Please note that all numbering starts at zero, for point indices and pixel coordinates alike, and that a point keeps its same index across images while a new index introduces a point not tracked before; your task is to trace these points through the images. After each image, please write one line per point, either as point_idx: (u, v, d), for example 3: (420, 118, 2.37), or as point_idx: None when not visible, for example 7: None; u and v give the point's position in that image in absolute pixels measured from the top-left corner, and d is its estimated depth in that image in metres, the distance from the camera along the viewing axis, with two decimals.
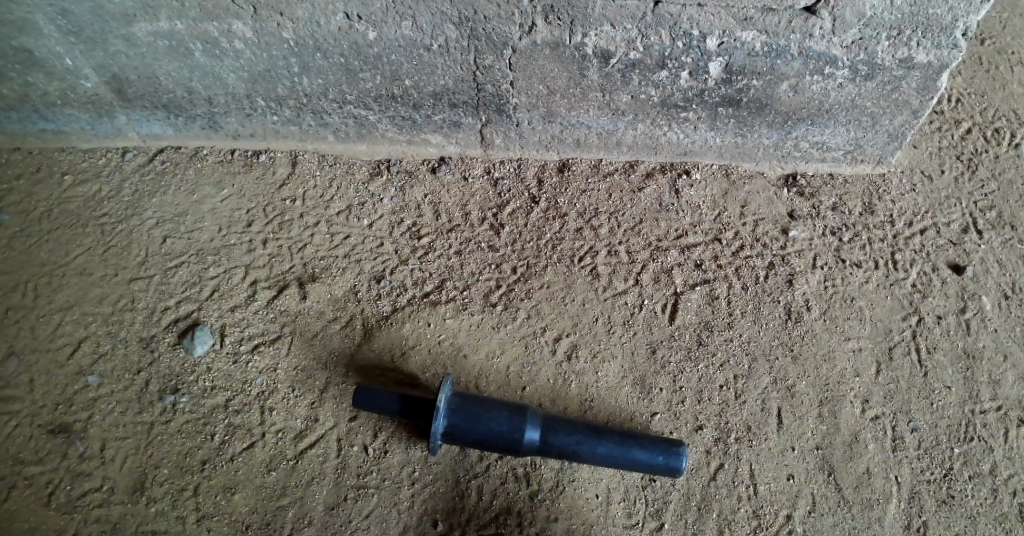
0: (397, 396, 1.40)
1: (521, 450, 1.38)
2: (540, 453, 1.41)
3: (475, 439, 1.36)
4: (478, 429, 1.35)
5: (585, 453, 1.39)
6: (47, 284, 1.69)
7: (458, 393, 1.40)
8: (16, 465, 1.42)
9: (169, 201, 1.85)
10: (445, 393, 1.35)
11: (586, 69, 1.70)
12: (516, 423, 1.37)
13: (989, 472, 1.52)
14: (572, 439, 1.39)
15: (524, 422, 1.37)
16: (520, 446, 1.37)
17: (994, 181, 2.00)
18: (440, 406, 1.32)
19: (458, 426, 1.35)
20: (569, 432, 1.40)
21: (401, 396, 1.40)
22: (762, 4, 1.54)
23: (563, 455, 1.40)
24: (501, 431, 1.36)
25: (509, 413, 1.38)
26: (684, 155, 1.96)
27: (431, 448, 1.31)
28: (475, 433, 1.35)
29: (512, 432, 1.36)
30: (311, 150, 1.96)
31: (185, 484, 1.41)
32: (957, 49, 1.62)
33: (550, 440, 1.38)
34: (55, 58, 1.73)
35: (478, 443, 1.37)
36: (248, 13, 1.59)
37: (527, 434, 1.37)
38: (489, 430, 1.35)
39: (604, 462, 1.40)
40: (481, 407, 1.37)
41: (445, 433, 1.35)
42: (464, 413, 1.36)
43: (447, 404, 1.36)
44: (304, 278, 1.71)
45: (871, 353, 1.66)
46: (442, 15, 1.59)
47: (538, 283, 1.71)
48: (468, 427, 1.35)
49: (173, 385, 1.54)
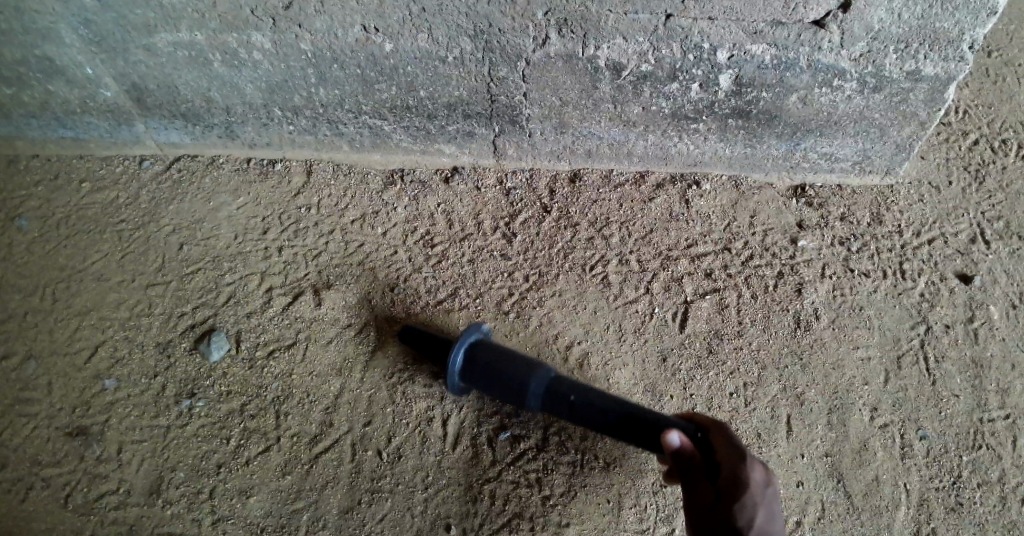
0: (418, 332, 1.59)
1: (535, 395, 1.39)
2: (555, 407, 1.39)
3: (491, 377, 1.42)
4: (491, 376, 1.42)
5: (601, 405, 1.35)
6: (65, 289, 1.73)
7: (486, 345, 1.49)
8: (35, 467, 1.45)
9: (186, 208, 1.89)
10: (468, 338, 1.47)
11: (598, 81, 1.73)
12: (531, 364, 1.42)
13: (998, 479, 1.53)
14: (588, 390, 1.38)
15: (539, 367, 1.42)
16: (533, 389, 1.39)
17: (1002, 191, 2.01)
18: (463, 338, 1.46)
19: (477, 362, 1.44)
20: (586, 386, 1.41)
21: (420, 332, 1.59)
22: (772, 17, 1.57)
23: (578, 409, 1.36)
24: (516, 368, 1.41)
25: (529, 360, 1.45)
26: (694, 166, 1.99)
27: (448, 377, 1.42)
28: (489, 370, 1.42)
29: (525, 372, 1.40)
30: (326, 159, 1.99)
31: (201, 487, 1.43)
32: (964, 61, 1.63)
33: (564, 388, 1.38)
34: (77, 67, 1.76)
35: (493, 384, 1.41)
36: (268, 24, 1.62)
37: (541, 377, 1.40)
38: (502, 366, 1.42)
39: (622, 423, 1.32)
40: (500, 356, 1.44)
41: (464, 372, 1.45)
42: (486, 352, 1.46)
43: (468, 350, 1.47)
44: (319, 285, 1.74)
45: (880, 361, 1.68)
46: (458, 28, 1.62)
47: (550, 291, 1.74)
48: (486, 363, 1.43)
49: (189, 389, 1.57)
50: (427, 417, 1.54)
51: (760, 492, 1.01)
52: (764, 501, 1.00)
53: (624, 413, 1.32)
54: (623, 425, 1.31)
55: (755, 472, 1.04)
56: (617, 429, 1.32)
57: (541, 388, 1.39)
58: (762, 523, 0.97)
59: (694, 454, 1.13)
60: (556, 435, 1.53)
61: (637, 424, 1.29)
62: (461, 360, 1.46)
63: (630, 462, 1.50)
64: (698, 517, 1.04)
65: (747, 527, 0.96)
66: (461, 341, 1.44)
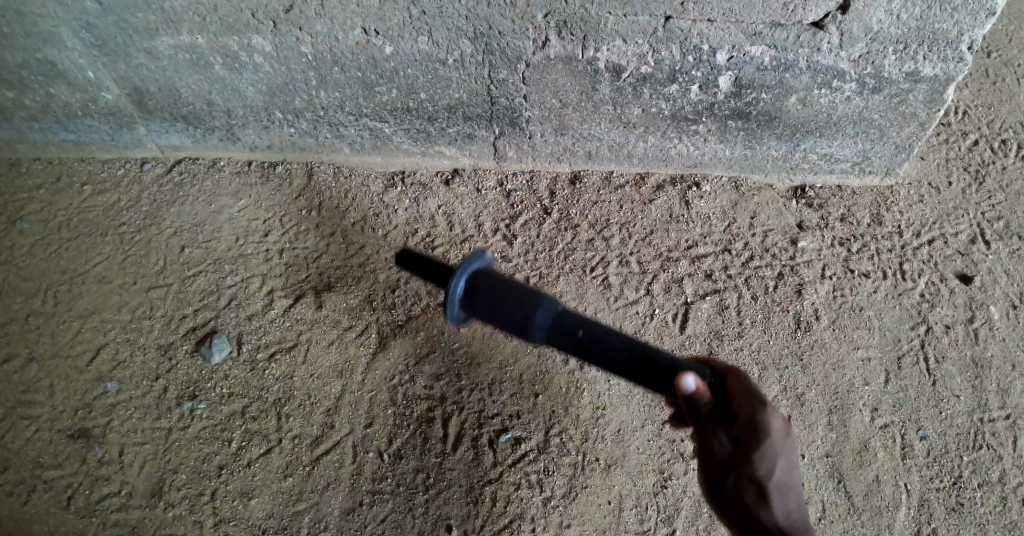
0: (414, 254, 0.98)
1: (542, 332, 0.92)
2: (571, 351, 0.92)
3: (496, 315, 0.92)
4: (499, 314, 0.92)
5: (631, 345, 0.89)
6: (66, 291, 1.73)
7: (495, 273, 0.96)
8: (36, 469, 1.45)
9: (187, 211, 1.89)
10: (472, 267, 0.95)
11: (598, 82, 1.74)
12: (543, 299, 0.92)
13: (999, 479, 1.53)
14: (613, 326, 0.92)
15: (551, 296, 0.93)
16: (541, 326, 0.91)
17: (1001, 191, 2.02)
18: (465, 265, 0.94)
19: (483, 292, 0.92)
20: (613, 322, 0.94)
21: (417, 254, 0.98)
22: (771, 19, 1.56)
23: (593, 352, 0.90)
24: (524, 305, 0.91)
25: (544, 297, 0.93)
26: (694, 167, 1.99)
27: (446, 309, 0.91)
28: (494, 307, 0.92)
29: (535, 304, 0.91)
30: (327, 161, 2.00)
31: (203, 489, 1.44)
32: (963, 62, 1.63)
33: (579, 323, 0.91)
34: (78, 70, 1.77)
35: (498, 321, 0.92)
36: (268, 27, 1.63)
37: (555, 310, 0.92)
38: (505, 296, 0.91)
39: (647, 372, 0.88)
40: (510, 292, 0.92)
41: (466, 303, 0.94)
42: (490, 284, 0.93)
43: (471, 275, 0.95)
44: (320, 288, 1.74)
45: (880, 362, 1.68)
46: (458, 30, 1.62)
47: (550, 293, 1.74)
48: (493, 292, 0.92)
49: (191, 391, 1.57)
50: (427, 418, 1.54)
51: (782, 441, 0.84)
52: (785, 452, 0.83)
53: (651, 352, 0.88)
54: (646, 372, 0.87)
55: (777, 419, 0.84)
56: (638, 376, 0.89)
57: (553, 324, 0.92)
58: (782, 476, 0.82)
59: (709, 396, 0.85)
60: (557, 436, 1.53)
61: (663, 370, 0.86)
62: (463, 288, 0.94)
63: (631, 463, 1.51)
64: (705, 470, 0.85)
65: (766, 478, 0.81)
66: (465, 262, 0.92)
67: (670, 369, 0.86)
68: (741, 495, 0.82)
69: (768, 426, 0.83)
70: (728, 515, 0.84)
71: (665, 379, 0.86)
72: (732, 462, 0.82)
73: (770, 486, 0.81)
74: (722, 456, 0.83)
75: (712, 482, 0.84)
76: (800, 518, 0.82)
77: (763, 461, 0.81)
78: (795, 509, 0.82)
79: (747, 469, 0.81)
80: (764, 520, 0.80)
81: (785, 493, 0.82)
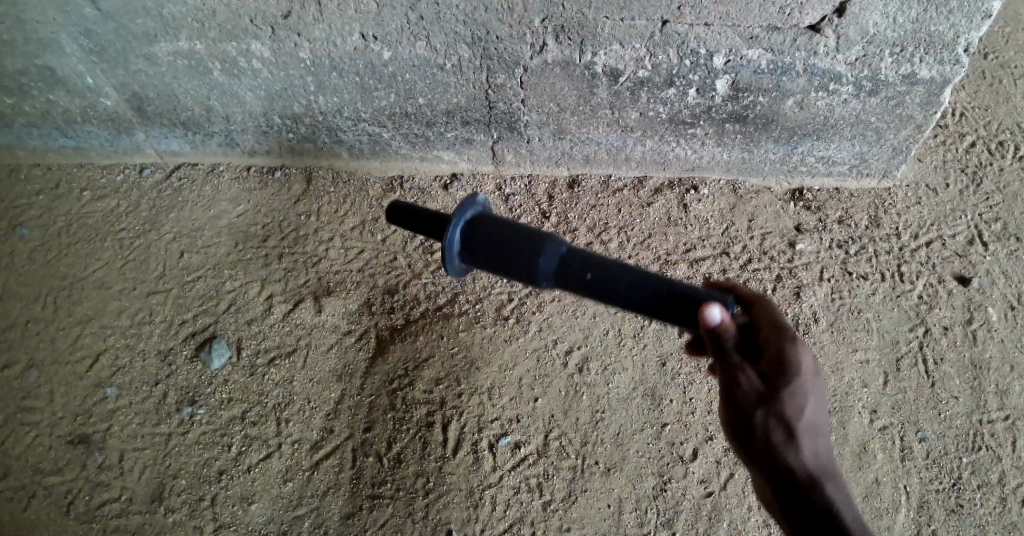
0: (403, 209, 1.05)
1: (547, 276, 0.93)
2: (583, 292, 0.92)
3: (499, 262, 0.94)
4: (502, 261, 0.94)
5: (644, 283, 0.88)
6: (66, 297, 1.73)
7: (492, 219, 0.96)
8: (36, 475, 1.45)
9: (186, 216, 1.89)
10: (469, 216, 0.96)
11: (595, 87, 1.74)
12: (540, 239, 0.91)
13: (998, 481, 1.53)
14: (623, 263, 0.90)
15: (552, 238, 0.92)
16: (544, 270, 0.91)
17: (999, 192, 2.02)
18: (458, 216, 0.95)
19: (480, 240, 0.95)
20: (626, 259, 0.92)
21: (406, 209, 1.04)
22: (768, 23, 1.57)
23: (601, 291, 0.90)
24: (523, 250, 0.92)
25: (543, 238, 0.92)
26: (692, 171, 2.00)
27: (445, 263, 0.96)
28: (495, 254, 0.94)
29: (532, 247, 0.91)
30: (325, 166, 2.00)
31: (202, 494, 1.44)
32: (959, 64, 1.64)
33: (583, 264, 0.90)
34: (77, 77, 1.77)
35: (500, 267, 0.95)
36: (266, 33, 1.63)
37: (558, 251, 0.91)
38: (506, 243, 0.93)
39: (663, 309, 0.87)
40: (507, 240, 0.93)
41: (467, 253, 0.97)
42: (488, 232, 0.94)
43: (469, 223, 0.97)
44: (319, 293, 1.74)
45: (879, 364, 1.68)
46: (456, 35, 1.63)
47: (549, 297, 1.74)
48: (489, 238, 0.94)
49: (191, 396, 1.58)
50: (427, 423, 1.54)
51: (810, 381, 0.84)
52: (814, 392, 0.84)
53: (666, 289, 0.86)
54: (660, 309, 0.87)
55: (806, 356, 0.84)
56: (656, 313, 0.88)
57: (557, 267, 0.91)
58: (810, 416, 0.83)
59: (734, 330, 0.83)
60: (557, 440, 1.53)
61: (681, 305, 0.85)
62: (462, 239, 0.97)
63: (630, 467, 1.51)
64: (731, 408, 0.86)
65: (795, 418, 0.82)
66: (459, 214, 0.95)
67: (692, 303, 0.84)
68: (768, 434, 0.82)
69: (799, 363, 0.83)
70: (752, 454, 0.86)
71: (689, 313, 0.85)
72: (762, 401, 0.83)
73: (798, 425, 0.82)
74: (750, 395, 0.83)
75: (738, 420, 0.85)
76: (823, 456, 0.84)
77: (792, 399, 0.82)
78: (820, 445, 0.84)
79: (778, 408, 0.82)
80: (790, 459, 0.82)
81: (813, 431, 0.83)
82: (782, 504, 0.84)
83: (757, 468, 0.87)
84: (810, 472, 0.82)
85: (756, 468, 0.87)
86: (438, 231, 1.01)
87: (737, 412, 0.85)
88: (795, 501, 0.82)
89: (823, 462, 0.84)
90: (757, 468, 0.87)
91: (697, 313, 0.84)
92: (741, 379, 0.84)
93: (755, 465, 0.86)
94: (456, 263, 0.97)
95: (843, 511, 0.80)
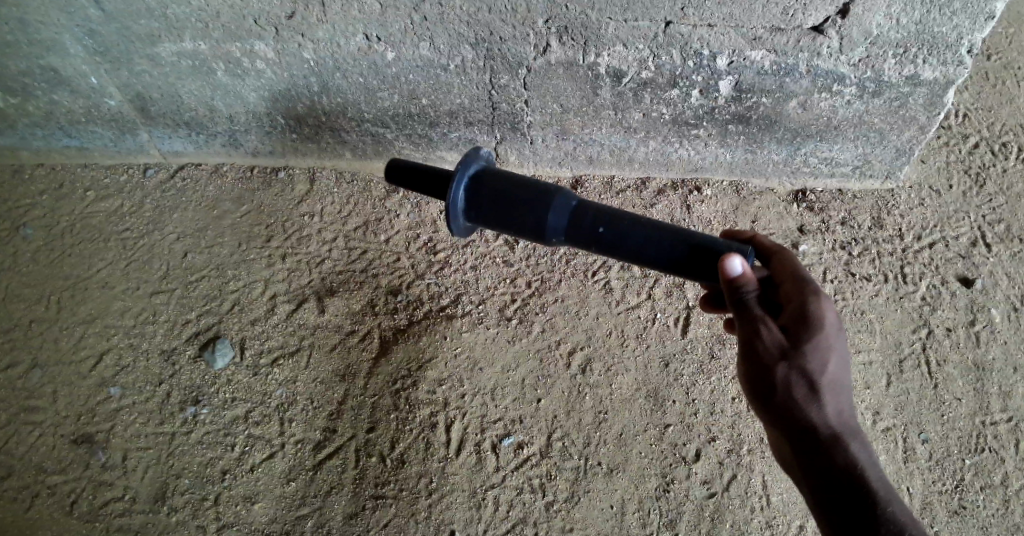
0: (406, 167, 1.09)
1: (554, 230, 0.99)
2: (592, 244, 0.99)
3: (506, 217, 1.01)
4: (509, 216, 1.01)
5: (652, 234, 0.95)
6: (70, 297, 1.74)
7: (495, 175, 1.04)
8: (40, 475, 1.46)
9: (190, 217, 1.90)
10: (473, 172, 1.04)
11: (599, 88, 1.74)
12: (548, 193, 0.99)
13: (1001, 483, 1.53)
14: (627, 216, 0.98)
15: (557, 193, 0.99)
16: (552, 223, 0.98)
17: (1002, 194, 2.02)
18: (462, 171, 1.02)
19: (485, 197, 1.02)
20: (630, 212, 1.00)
21: (409, 166, 1.09)
22: (771, 24, 1.57)
23: (608, 242, 0.97)
24: (530, 204, 0.99)
25: (549, 192, 0.99)
26: (695, 171, 2.00)
27: (450, 221, 1.02)
28: (502, 209, 1.01)
29: (538, 203, 0.98)
30: (329, 167, 2.00)
31: (206, 494, 1.44)
32: (963, 65, 1.64)
33: (589, 217, 0.97)
34: (81, 77, 1.78)
35: (506, 223, 1.01)
36: (270, 34, 1.64)
37: (565, 206, 0.98)
38: (514, 198, 1.00)
39: (673, 259, 0.94)
40: (515, 195, 1.00)
41: (473, 210, 1.03)
42: (493, 189, 1.02)
43: (473, 180, 1.04)
44: (322, 293, 1.74)
45: (881, 366, 1.68)
46: (460, 36, 1.63)
47: (552, 297, 1.74)
48: (495, 195, 1.01)
49: (194, 396, 1.58)
50: (430, 423, 1.54)
51: (833, 339, 0.92)
52: (837, 350, 0.92)
53: (673, 239, 0.94)
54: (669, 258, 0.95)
55: (829, 315, 0.93)
56: (663, 263, 0.96)
57: (562, 221, 0.98)
58: (832, 373, 0.92)
59: (757, 286, 0.92)
60: (559, 440, 1.54)
61: (695, 255, 0.93)
62: (466, 196, 1.04)
63: (633, 468, 1.51)
64: (754, 362, 0.93)
65: (817, 375, 0.91)
66: (461, 171, 1.02)
67: (710, 254, 0.92)
68: (792, 388, 0.91)
69: (819, 321, 0.91)
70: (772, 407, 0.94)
71: (707, 265, 0.93)
72: (785, 357, 0.90)
73: (820, 380, 0.91)
74: (773, 351, 0.91)
75: (762, 375, 0.93)
76: (844, 412, 0.93)
77: (814, 356, 0.90)
78: (839, 399, 0.93)
79: (801, 364, 0.90)
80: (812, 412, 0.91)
81: (833, 386, 0.92)
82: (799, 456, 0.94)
83: (775, 420, 0.95)
84: (830, 426, 0.92)
85: (774, 421, 0.96)
86: (441, 188, 1.07)
87: (759, 368, 0.92)
88: (816, 452, 0.92)
89: (842, 415, 0.93)
90: (778, 421, 0.95)
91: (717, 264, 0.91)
92: (766, 337, 0.91)
93: (778, 420, 0.95)
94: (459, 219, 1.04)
95: (860, 463, 0.90)
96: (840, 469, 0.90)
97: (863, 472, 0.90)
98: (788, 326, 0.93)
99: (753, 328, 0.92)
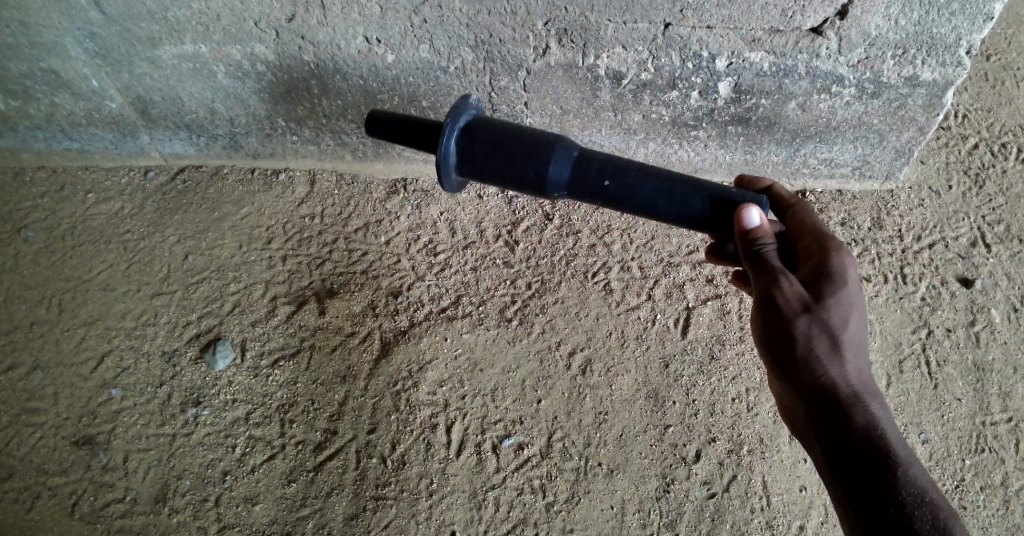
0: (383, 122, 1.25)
1: (549, 179, 1.11)
2: (584, 194, 1.11)
3: (502, 167, 1.12)
4: (503, 167, 1.12)
5: (644, 185, 1.06)
6: (71, 299, 1.74)
7: (489, 129, 1.15)
8: (41, 476, 1.47)
9: (190, 219, 1.90)
10: (466, 126, 1.16)
11: (598, 89, 1.75)
12: (544, 145, 1.10)
13: (1001, 483, 1.54)
14: (622, 167, 1.08)
15: (548, 145, 1.10)
16: (549, 173, 1.10)
17: (1002, 194, 2.02)
18: (453, 123, 1.14)
19: (480, 150, 1.14)
20: (625, 162, 1.10)
21: (386, 121, 1.24)
22: (770, 25, 1.57)
23: (604, 191, 1.08)
24: (526, 155, 1.11)
25: (544, 145, 1.11)
26: (695, 172, 2.01)
27: (441, 174, 1.15)
28: (500, 160, 1.12)
29: (535, 154, 1.10)
30: (329, 168, 2.01)
31: (207, 495, 1.45)
32: (962, 66, 1.64)
33: (585, 168, 1.09)
34: (83, 80, 1.78)
35: (498, 174, 1.14)
36: (270, 37, 1.64)
37: (558, 159, 1.09)
38: (511, 150, 1.12)
39: (666, 205, 1.06)
40: (509, 148, 1.12)
41: (469, 161, 1.15)
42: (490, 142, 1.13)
43: (469, 133, 1.16)
44: (323, 294, 1.75)
45: (881, 366, 1.69)
46: (459, 38, 1.63)
47: (552, 298, 1.74)
48: (487, 148, 1.14)
49: (195, 397, 1.58)
50: (430, 424, 1.55)
51: (854, 299, 0.99)
52: (858, 310, 0.98)
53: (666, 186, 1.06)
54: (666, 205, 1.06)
55: (850, 276, 1.00)
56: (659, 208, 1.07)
57: (556, 170, 1.09)
58: (852, 333, 0.97)
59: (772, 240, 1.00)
60: (560, 442, 1.54)
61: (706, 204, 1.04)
62: (462, 150, 1.16)
63: (633, 468, 1.51)
64: (772, 317, 0.98)
65: (839, 332, 0.96)
66: (451, 124, 1.13)
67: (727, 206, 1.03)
68: (813, 342, 0.96)
69: (838, 279, 0.99)
70: (791, 366, 0.99)
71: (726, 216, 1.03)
72: (806, 310, 0.96)
73: (841, 337, 0.96)
74: (794, 304, 0.97)
75: (781, 329, 0.98)
76: (863, 372, 0.98)
77: (836, 312, 0.96)
78: (858, 360, 0.98)
79: (821, 318, 0.95)
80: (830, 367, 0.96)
81: (853, 346, 0.97)
82: (817, 416, 0.97)
83: (793, 381, 0.99)
84: (849, 384, 0.96)
85: (792, 382, 1.00)
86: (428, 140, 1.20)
87: (780, 322, 0.97)
88: (836, 410, 0.95)
89: (861, 377, 0.97)
90: (796, 380, 0.99)
91: (735, 216, 1.02)
92: (785, 289, 0.97)
93: (796, 378, 0.99)
94: (451, 170, 1.16)
95: (879, 423, 0.94)
96: (859, 428, 0.93)
97: (883, 432, 0.93)
98: (809, 286, 1.00)
99: (773, 280, 0.99)
